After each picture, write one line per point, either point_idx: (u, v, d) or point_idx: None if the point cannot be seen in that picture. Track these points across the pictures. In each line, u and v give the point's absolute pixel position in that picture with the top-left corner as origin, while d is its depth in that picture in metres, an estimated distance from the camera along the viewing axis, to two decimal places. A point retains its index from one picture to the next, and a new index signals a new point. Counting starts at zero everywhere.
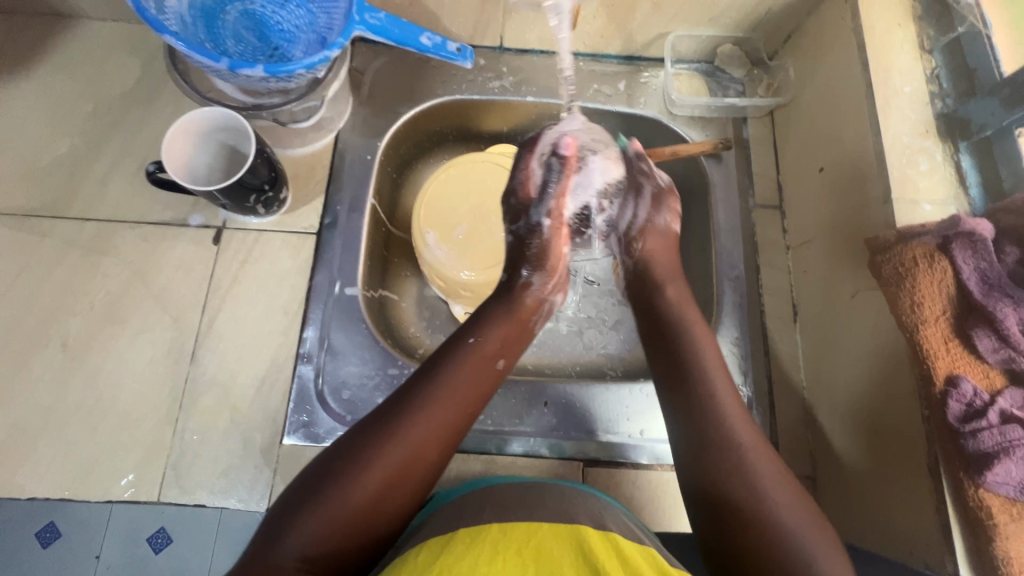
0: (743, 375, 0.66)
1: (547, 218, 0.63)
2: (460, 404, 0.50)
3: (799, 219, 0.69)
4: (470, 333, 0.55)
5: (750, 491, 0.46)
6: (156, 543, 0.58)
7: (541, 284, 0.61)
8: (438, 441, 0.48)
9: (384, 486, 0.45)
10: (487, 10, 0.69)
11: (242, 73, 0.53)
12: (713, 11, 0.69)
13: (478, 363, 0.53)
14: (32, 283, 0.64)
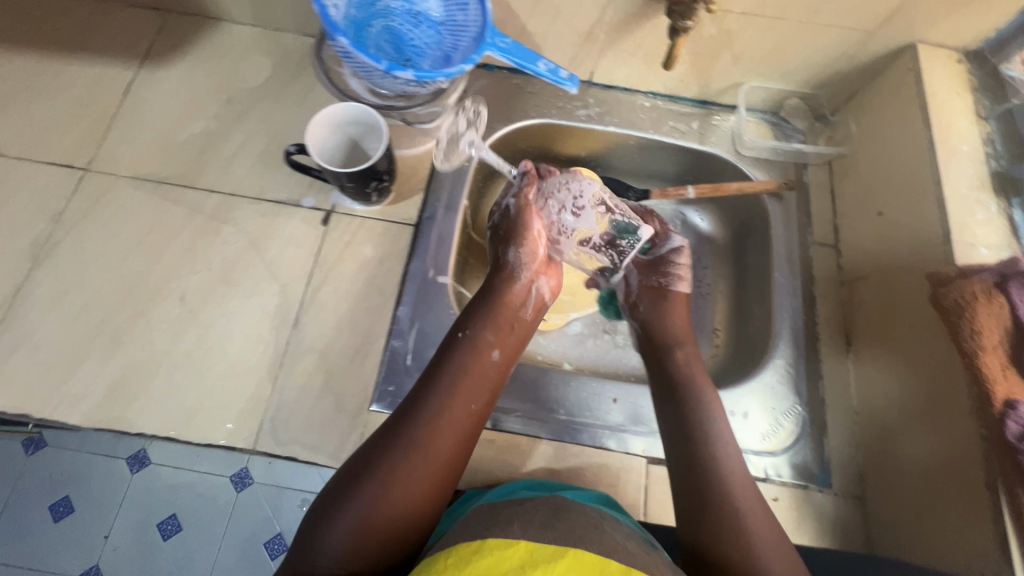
0: (799, 395, 0.70)
1: (511, 199, 0.73)
2: (454, 393, 0.58)
3: (855, 257, 0.75)
4: (460, 338, 0.63)
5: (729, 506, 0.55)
6: (167, 530, 0.72)
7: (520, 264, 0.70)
8: (450, 434, 0.55)
9: (406, 482, 0.51)
10: (587, 47, 0.79)
11: (396, 75, 0.62)
12: (786, 67, 0.78)
13: (472, 362, 0.61)
14: (160, 242, 0.71)
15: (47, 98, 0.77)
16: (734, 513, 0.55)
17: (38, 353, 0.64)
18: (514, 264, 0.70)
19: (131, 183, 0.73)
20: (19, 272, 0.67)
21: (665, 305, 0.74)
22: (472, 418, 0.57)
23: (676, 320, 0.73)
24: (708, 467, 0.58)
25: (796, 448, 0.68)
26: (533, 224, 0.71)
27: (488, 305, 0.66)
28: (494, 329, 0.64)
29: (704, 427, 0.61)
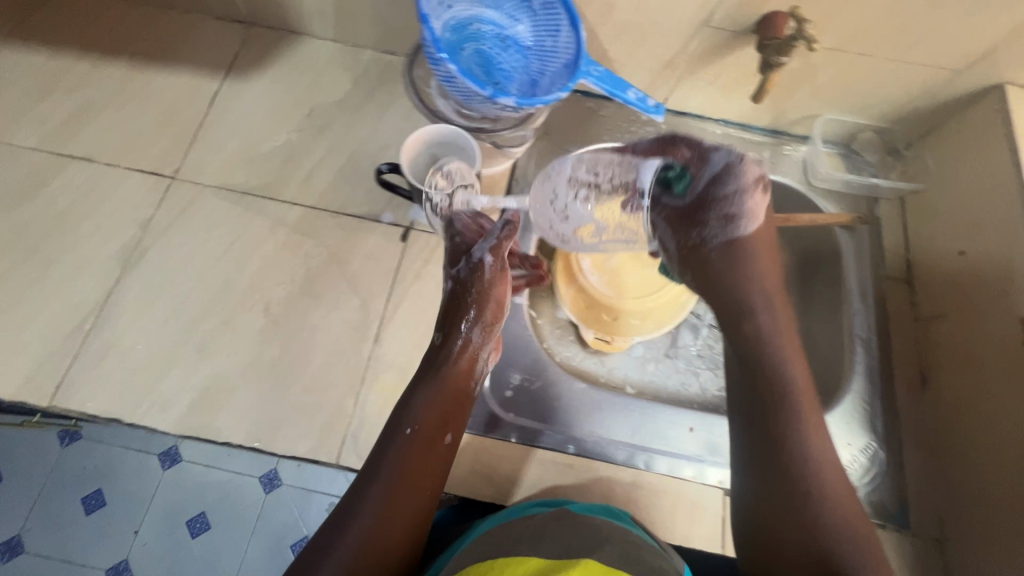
0: (875, 432, 0.70)
1: (489, 255, 0.63)
2: (399, 482, 0.52)
3: (932, 295, 0.75)
4: (406, 416, 0.56)
5: (802, 499, 0.52)
6: (195, 529, 0.62)
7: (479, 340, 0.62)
8: (402, 527, 0.50)
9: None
10: (665, 74, 0.79)
11: (499, 101, 0.63)
12: (866, 101, 0.78)
13: (420, 445, 0.55)
14: (244, 252, 0.72)
15: (136, 107, 0.79)
16: (806, 507, 0.52)
17: (129, 358, 0.65)
18: (466, 338, 0.61)
19: (216, 193, 0.75)
20: (110, 277, 0.69)
21: (728, 254, 0.65)
22: (420, 504, 0.53)
23: (744, 274, 0.65)
24: (779, 457, 0.54)
25: (872, 486, 0.67)
26: (504, 292, 0.64)
27: (436, 378, 0.59)
28: (444, 405, 0.58)
29: (779, 413, 0.56)
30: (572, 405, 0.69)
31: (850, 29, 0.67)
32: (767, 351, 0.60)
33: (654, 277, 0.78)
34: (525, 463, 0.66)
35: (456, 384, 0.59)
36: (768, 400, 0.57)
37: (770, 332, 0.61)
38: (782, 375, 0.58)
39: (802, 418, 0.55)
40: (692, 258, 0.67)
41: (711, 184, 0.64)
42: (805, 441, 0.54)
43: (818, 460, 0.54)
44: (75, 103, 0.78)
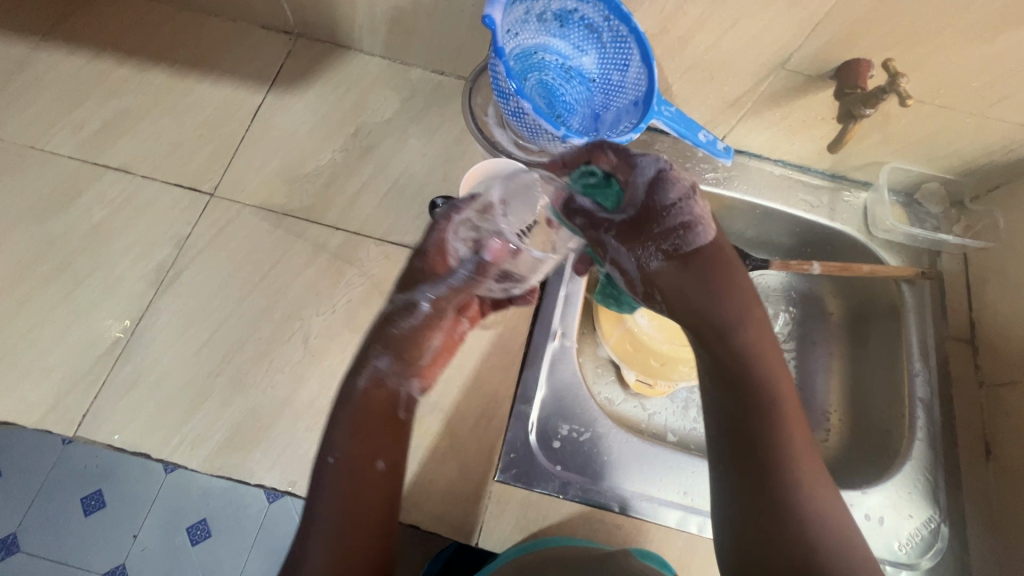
0: (936, 504, 0.67)
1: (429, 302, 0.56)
2: (337, 550, 0.42)
3: (998, 360, 0.71)
4: (322, 477, 0.45)
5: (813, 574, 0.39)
6: None
7: (394, 372, 0.52)
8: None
9: None
10: (728, 113, 0.76)
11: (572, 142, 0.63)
12: (937, 152, 0.75)
13: (347, 483, 0.44)
14: (283, 278, 0.68)
15: (176, 117, 0.76)
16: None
17: (159, 387, 0.62)
18: (377, 368, 0.51)
19: (256, 213, 0.71)
20: (144, 299, 0.66)
21: (697, 268, 0.48)
22: (374, 560, 0.43)
23: (728, 288, 0.47)
24: (779, 518, 0.41)
25: (935, 563, 0.64)
26: (428, 340, 0.57)
27: (354, 411, 0.48)
28: (366, 432, 0.47)
29: (766, 461, 0.42)
30: (621, 461, 0.65)
31: (935, 80, 0.64)
32: (751, 365, 0.45)
33: None
34: (573, 522, 0.62)
35: (378, 413, 0.49)
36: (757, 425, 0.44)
37: (752, 342, 0.46)
38: (775, 405, 0.44)
39: (800, 461, 0.42)
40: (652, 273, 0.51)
41: (650, 191, 0.51)
42: (807, 493, 0.42)
43: (827, 510, 0.42)
44: (112, 110, 0.75)
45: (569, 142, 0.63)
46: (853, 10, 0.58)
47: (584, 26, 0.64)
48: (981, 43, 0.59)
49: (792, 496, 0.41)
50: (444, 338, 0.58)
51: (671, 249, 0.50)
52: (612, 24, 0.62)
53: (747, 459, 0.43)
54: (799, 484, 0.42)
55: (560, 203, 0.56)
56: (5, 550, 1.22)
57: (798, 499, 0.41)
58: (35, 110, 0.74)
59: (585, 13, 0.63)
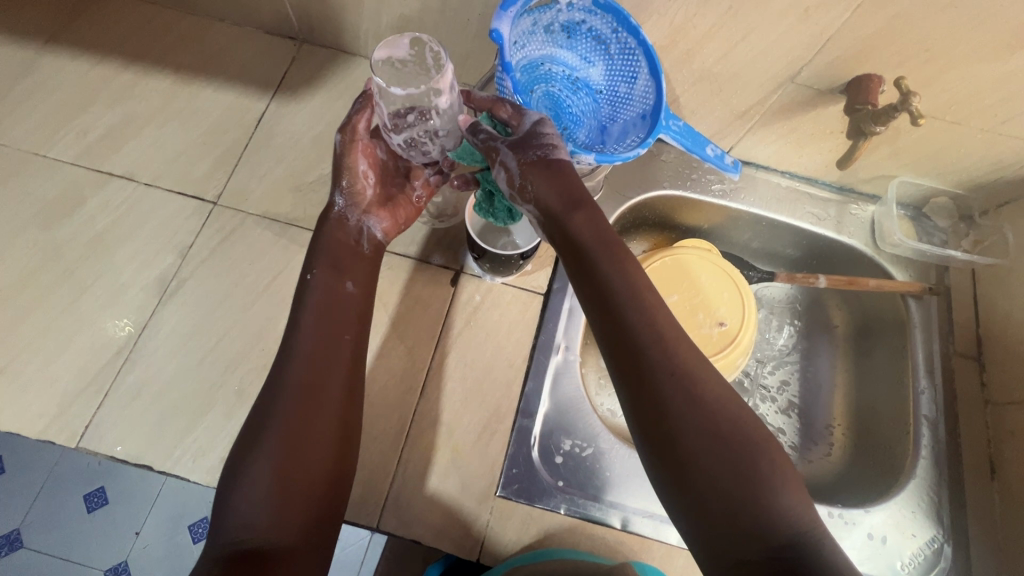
0: (940, 525, 0.66)
1: (340, 132, 0.60)
2: (297, 412, 0.50)
3: (1006, 378, 0.71)
4: (290, 361, 0.52)
5: (730, 479, 0.40)
6: None
7: (348, 204, 0.61)
8: (321, 377, 0.52)
9: (312, 441, 0.49)
10: (735, 124, 0.75)
11: (579, 157, 0.60)
12: (946, 167, 0.74)
13: (325, 305, 0.56)
14: (286, 289, 0.68)
15: (180, 123, 0.76)
16: (737, 478, 0.40)
17: (161, 398, 0.62)
18: (339, 208, 0.61)
19: (259, 222, 0.71)
20: (147, 308, 0.66)
21: (557, 177, 0.50)
22: (335, 420, 0.51)
23: (565, 179, 0.51)
24: (684, 434, 0.42)
25: None
26: (358, 166, 0.60)
27: (327, 243, 0.59)
28: (340, 263, 0.59)
29: (653, 381, 0.44)
30: (622, 478, 0.65)
31: (946, 97, 0.63)
32: (594, 249, 0.48)
33: (712, 338, 0.74)
34: (574, 539, 0.61)
35: (347, 246, 0.60)
36: (608, 304, 0.47)
37: (618, 265, 0.47)
38: (649, 320, 0.45)
39: (686, 363, 0.44)
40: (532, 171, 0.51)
41: (533, 126, 0.53)
42: (696, 394, 0.43)
43: (690, 361, 0.44)
44: (117, 116, 0.75)
45: (577, 157, 0.61)
46: (865, 26, 0.57)
47: (592, 38, 0.64)
48: (994, 61, 0.58)
49: (686, 410, 0.43)
50: (388, 185, 0.63)
51: (536, 161, 0.51)
52: (619, 36, 0.61)
53: (638, 382, 0.44)
54: (693, 389, 0.43)
55: (465, 127, 0.56)
56: (8, 546, 1.23)
57: (691, 406, 0.43)
58: (40, 115, 0.74)
59: (593, 25, 0.62)
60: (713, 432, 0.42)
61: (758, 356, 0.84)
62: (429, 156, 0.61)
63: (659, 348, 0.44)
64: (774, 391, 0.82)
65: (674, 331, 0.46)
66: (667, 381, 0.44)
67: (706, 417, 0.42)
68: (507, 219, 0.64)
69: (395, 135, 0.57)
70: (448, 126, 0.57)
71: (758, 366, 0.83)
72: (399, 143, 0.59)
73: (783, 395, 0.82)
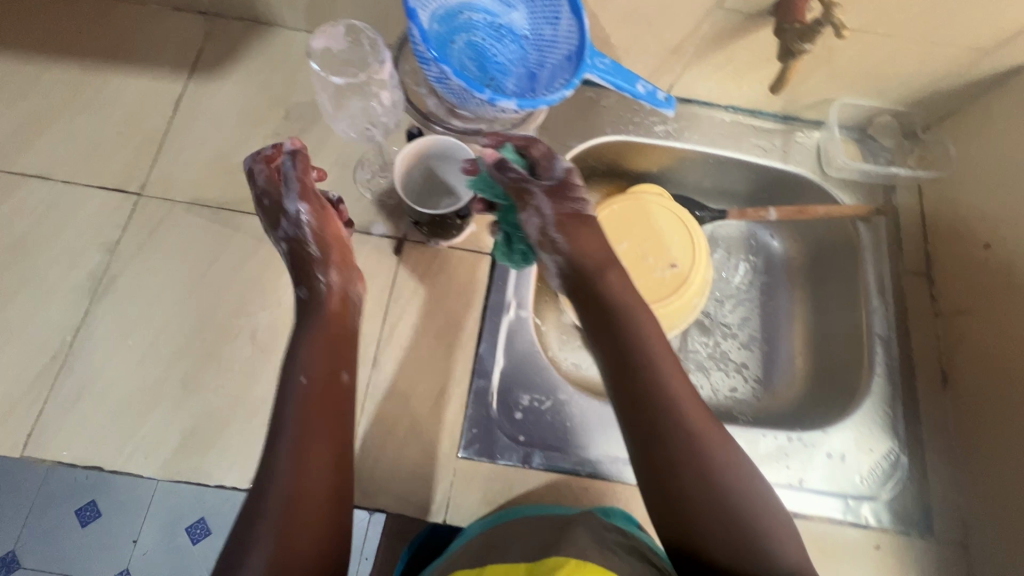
0: (896, 437, 0.68)
1: (301, 204, 0.58)
2: (292, 507, 0.43)
3: (953, 289, 0.72)
4: (275, 440, 0.46)
5: (726, 526, 0.44)
6: None
7: (340, 278, 0.58)
8: (320, 465, 0.45)
9: (303, 537, 0.43)
10: (672, 60, 0.73)
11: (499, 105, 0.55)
12: (885, 84, 0.73)
13: (318, 398, 0.49)
14: (224, 275, 0.66)
15: (93, 115, 0.72)
16: (740, 534, 0.44)
17: (106, 398, 0.60)
18: (327, 284, 0.57)
19: (188, 209, 0.68)
20: (78, 310, 0.63)
21: (586, 231, 0.56)
22: (327, 504, 0.45)
23: (590, 233, 0.56)
24: (689, 485, 0.46)
25: (896, 492, 0.65)
26: (337, 231, 0.60)
27: (315, 330, 0.54)
28: (329, 348, 0.53)
29: (660, 436, 0.47)
30: (587, 424, 0.65)
31: (873, 10, 0.62)
32: (610, 310, 0.53)
33: (665, 281, 0.74)
34: (539, 490, 0.62)
35: (349, 321, 0.57)
36: (620, 361, 0.51)
37: (636, 325, 0.52)
38: (657, 379, 0.49)
39: (694, 419, 0.48)
40: (571, 220, 0.56)
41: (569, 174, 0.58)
42: (705, 451, 0.46)
43: (699, 421, 0.48)
44: (23, 114, 0.71)
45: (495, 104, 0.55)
46: None
47: None
48: None
49: (694, 467, 0.46)
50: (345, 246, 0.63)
51: (571, 213, 0.57)
52: None
53: (649, 440, 0.48)
54: (700, 444, 0.47)
55: (490, 160, 0.59)
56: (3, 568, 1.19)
57: (698, 463, 0.46)
58: None
59: None
60: (711, 484, 0.45)
61: (716, 296, 0.84)
62: (367, 135, 0.67)
63: (669, 405, 0.48)
64: (736, 329, 0.82)
65: (682, 388, 0.50)
66: (677, 432, 0.47)
67: (714, 474, 0.46)
68: (521, 261, 0.65)
69: (336, 121, 0.64)
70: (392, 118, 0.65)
71: (716, 306, 0.83)
72: (346, 130, 0.65)
73: (743, 332, 0.82)
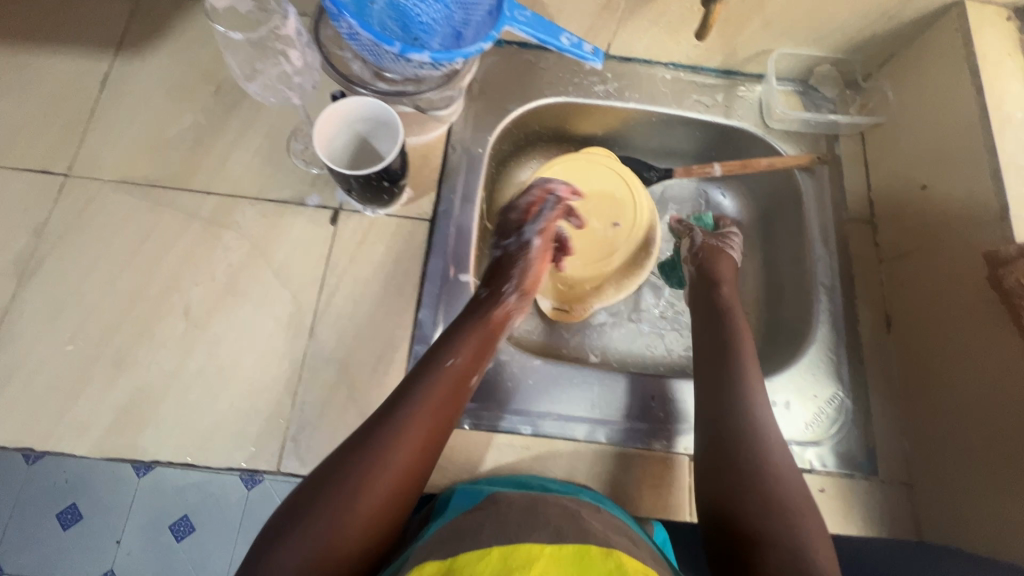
0: (840, 382, 0.68)
1: (536, 236, 0.70)
2: (397, 460, 0.48)
3: (895, 235, 0.72)
4: (408, 395, 0.52)
5: (773, 526, 0.49)
6: (179, 532, 0.72)
7: (516, 300, 0.65)
8: (428, 432, 0.51)
9: (375, 485, 0.47)
10: (604, 16, 0.72)
11: (411, 58, 0.54)
12: (820, 31, 0.73)
13: (453, 382, 0.55)
14: (156, 252, 0.65)
15: (17, 98, 0.70)
16: (781, 519, 0.50)
17: (37, 379, 0.59)
18: (507, 300, 0.64)
19: (118, 188, 0.67)
20: (5, 293, 0.62)
21: (716, 258, 0.74)
22: (417, 473, 0.50)
23: (726, 262, 0.74)
24: (746, 473, 0.53)
25: (840, 437, 0.66)
26: (541, 268, 0.70)
27: (470, 328, 0.60)
28: (476, 349, 0.58)
29: (733, 419, 0.57)
30: (532, 384, 0.66)
31: None
32: (720, 321, 0.67)
33: (604, 236, 0.76)
34: (480, 451, 0.61)
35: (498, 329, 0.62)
36: (717, 358, 0.63)
37: (732, 346, 0.64)
38: (744, 378, 0.60)
39: (762, 413, 0.58)
40: (712, 250, 0.75)
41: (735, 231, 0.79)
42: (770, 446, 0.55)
43: (769, 424, 0.57)
44: None
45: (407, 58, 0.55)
46: None
47: None
48: None
49: (758, 453, 0.55)
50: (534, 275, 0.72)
51: (715, 244, 0.76)
52: None
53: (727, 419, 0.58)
54: (765, 434, 0.56)
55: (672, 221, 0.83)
56: None
57: (759, 452, 0.55)
58: None
59: None
60: (768, 475, 0.53)
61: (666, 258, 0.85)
62: (287, 101, 0.65)
63: (753, 401, 0.58)
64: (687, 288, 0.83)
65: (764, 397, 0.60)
66: (744, 427, 0.57)
67: (771, 466, 0.54)
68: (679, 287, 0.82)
69: (251, 83, 0.61)
70: (304, 75, 0.64)
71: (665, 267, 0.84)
72: (257, 91, 0.62)
73: None
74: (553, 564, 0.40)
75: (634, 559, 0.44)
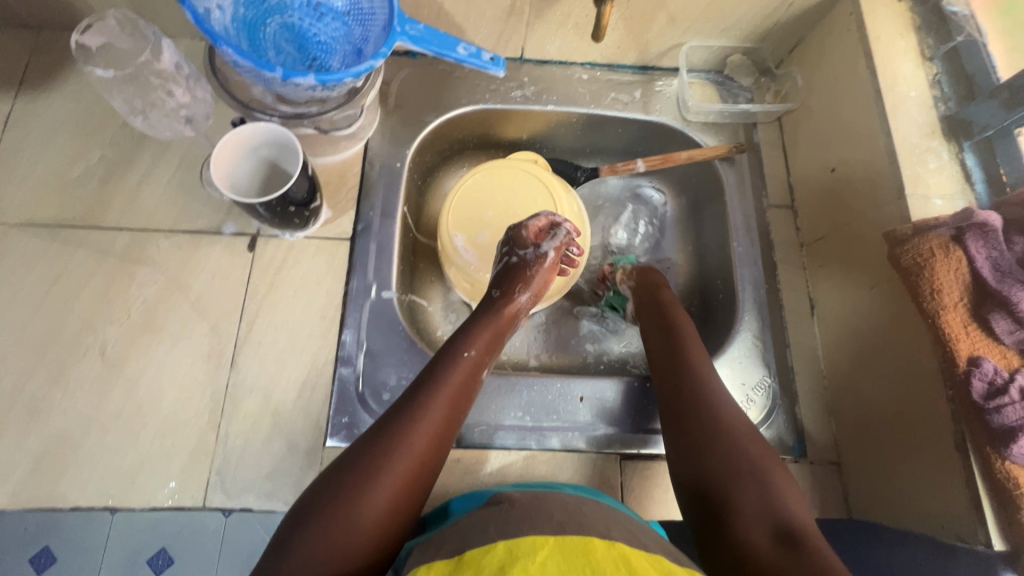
0: (767, 368, 0.69)
1: (552, 249, 0.68)
2: (417, 457, 0.48)
3: (812, 218, 0.73)
4: (420, 394, 0.53)
5: (742, 478, 0.50)
6: (157, 566, 0.57)
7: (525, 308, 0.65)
8: (443, 428, 0.51)
9: (389, 482, 0.46)
10: (511, 22, 0.72)
11: (295, 82, 0.54)
12: (725, 22, 0.73)
13: (466, 379, 0.56)
14: (67, 293, 0.64)
15: None
16: (750, 471, 0.50)
17: None
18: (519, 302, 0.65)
19: (25, 231, 0.66)
20: None
21: (645, 273, 0.75)
22: (433, 471, 0.50)
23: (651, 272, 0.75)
24: (706, 430, 0.54)
25: (770, 422, 0.67)
26: (549, 281, 0.68)
27: (483, 326, 0.61)
28: (488, 347, 0.60)
29: (680, 387, 0.58)
30: None
31: None
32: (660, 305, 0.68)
33: None
34: None
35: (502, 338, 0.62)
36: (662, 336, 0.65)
37: (672, 326, 0.65)
38: (688, 349, 0.62)
39: (710, 377, 0.59)
40: (645, 272, 0.75)
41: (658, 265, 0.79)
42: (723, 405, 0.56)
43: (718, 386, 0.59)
44: None
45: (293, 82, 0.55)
46: None
47: None
48: None
49: (708, 410, 0.56)
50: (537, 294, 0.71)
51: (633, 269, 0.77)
52: None
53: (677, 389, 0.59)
54: (713, 393, 0.57)
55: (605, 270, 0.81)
56: None
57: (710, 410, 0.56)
58: None
59: None
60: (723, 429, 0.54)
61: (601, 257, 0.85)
62: (183, 134, 0.71)
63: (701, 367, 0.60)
64: None
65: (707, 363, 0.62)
66: (691, 386, 0.58)
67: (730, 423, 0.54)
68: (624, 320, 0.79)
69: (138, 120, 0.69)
70: (191, 107, 0.71)
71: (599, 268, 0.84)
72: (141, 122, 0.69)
73: None
74: (558, 551, 0.39)
75: (637, 545, 0.42)
